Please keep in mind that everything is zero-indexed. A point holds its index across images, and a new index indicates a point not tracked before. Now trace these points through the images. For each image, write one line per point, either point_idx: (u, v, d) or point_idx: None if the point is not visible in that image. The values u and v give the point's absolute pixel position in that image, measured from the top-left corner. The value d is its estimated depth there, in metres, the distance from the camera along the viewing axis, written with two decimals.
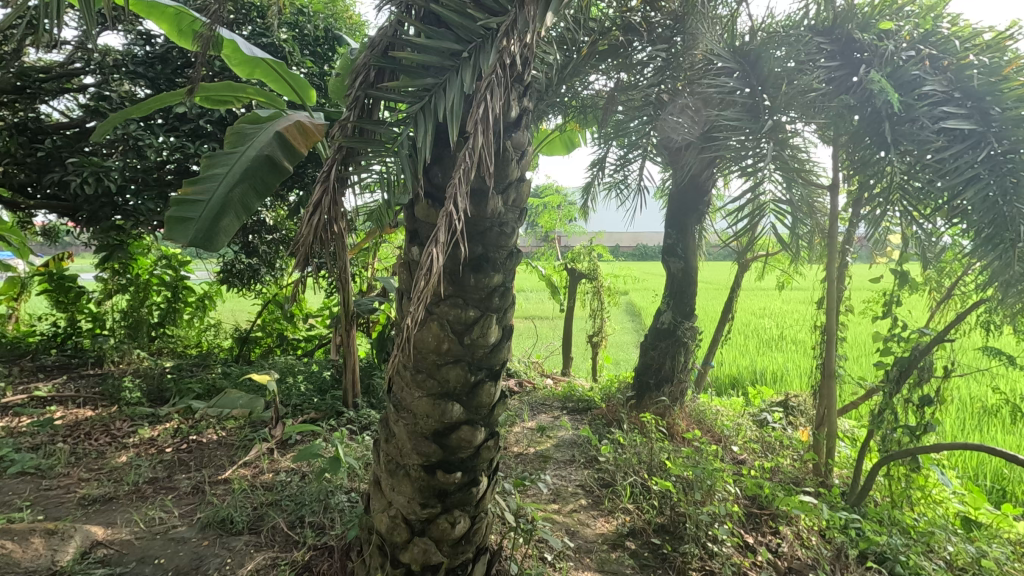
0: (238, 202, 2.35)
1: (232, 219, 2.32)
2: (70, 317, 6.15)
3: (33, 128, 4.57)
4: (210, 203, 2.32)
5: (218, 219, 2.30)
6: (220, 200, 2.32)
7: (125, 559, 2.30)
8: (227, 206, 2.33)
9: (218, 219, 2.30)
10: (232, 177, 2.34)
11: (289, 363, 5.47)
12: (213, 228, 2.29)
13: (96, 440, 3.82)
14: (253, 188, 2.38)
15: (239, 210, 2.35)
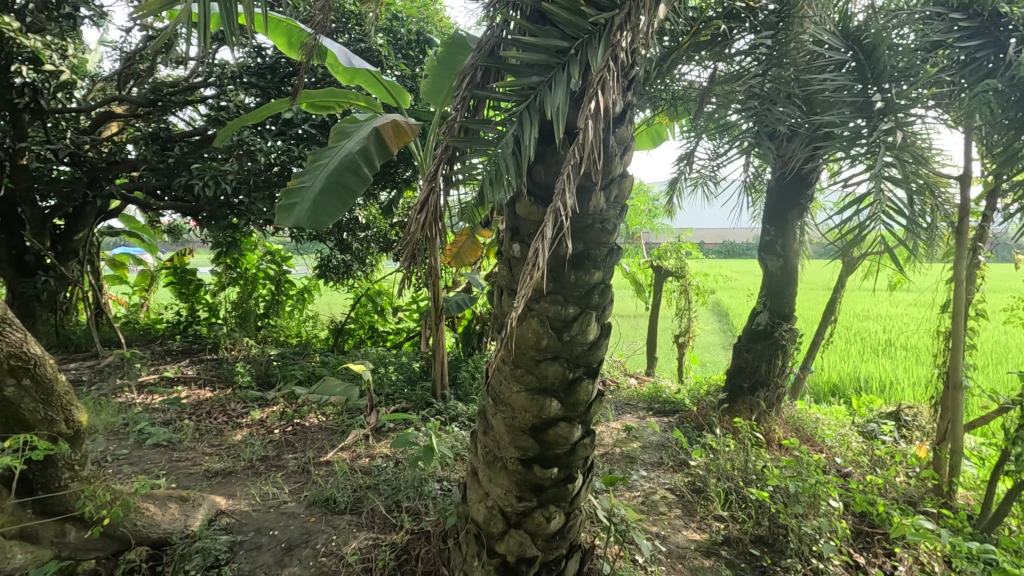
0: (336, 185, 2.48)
1: (331, 204, 2.47)
2: (190, 307, 6.79)
3: (164, 137, 5.11)
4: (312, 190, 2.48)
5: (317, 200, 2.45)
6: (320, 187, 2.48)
7: (245, 528, 2.53)
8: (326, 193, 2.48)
9: (317, 204, 2.46)
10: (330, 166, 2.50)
11: (380, 354, 5.75)
12: (312, 212, 2.44)
13: (215, 419, 4.22)
14: (349, 171, 2.50)
15: (336, 195, 2.49)
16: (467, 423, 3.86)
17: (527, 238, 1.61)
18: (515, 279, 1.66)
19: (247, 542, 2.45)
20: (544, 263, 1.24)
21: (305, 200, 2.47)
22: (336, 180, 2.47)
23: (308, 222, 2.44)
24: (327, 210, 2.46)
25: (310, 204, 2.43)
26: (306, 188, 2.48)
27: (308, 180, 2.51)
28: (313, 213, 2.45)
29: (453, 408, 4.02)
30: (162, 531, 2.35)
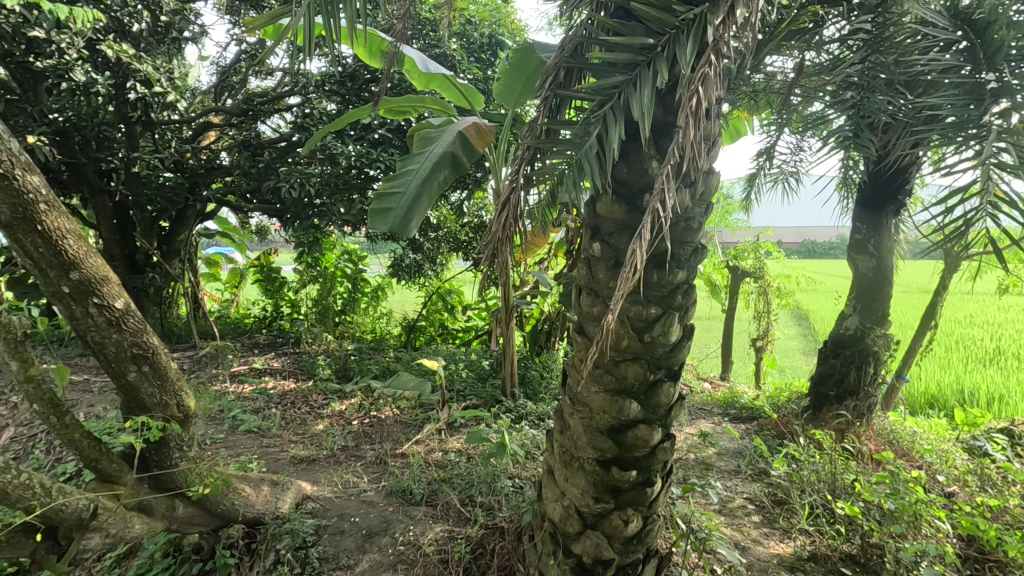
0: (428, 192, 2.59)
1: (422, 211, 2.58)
2: (275, 303, 7.23)
3: (255, 144, 5.47)
4: (404, 196, 2.58)
5: (411, 208, 2.56)
6: (412, 194, 2.57)
7: (329, 513, 2.67)
8: (418, 199, 2.58)
9: (410, 209, 2.57)
10: (422, 172, 2.57)
11: (450, 351, 5.88)
12: (406, 217, 2.57)
13: (300, 409, 4.48)
14: (440, 180, 2.60)
15: (427, 200, 2.60)
16: (536, 422, 3.87)
17: (607, 237, 1.60)
18: (594, 278, 1.65)
19: (330, 526, 2.58)
20: (642, 266, 1.25)
21: (399, 206, 2.57)
22: (428, 188, 2.56)
23: (403, 227, 2.57)
24: (420, 214, 2.58)
25: (404, 212, 2.54)
26: (399, 194, 2.58)
27: (399, 186, 2.60)
28: (407, 218, 2.57)
29: (523, 406, 4.04)
30: (256, 512, 2.52)
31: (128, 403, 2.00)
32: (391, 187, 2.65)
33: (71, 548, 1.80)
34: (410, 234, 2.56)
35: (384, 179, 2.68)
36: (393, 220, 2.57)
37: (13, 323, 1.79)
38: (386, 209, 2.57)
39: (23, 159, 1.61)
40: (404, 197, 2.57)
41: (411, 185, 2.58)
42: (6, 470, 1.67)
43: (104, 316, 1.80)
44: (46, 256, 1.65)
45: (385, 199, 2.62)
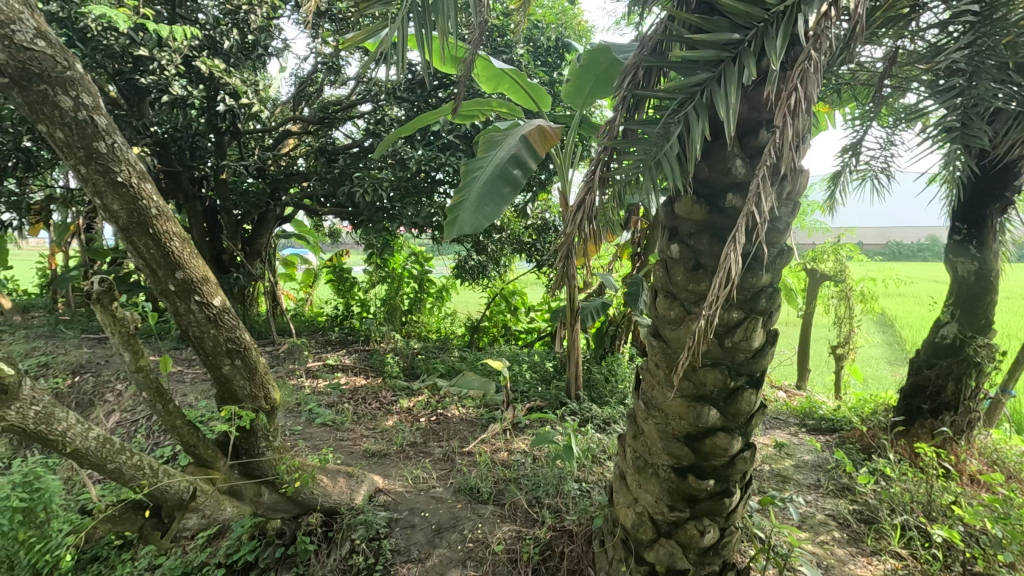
0: (493, 193, 2.50)
1: (489, 210, 2.45)
2: (346, 303, 7.53)
3: (330, 151, 5.73)
4: (470, 199, 2.50)
5: (478, 207, 2.45)
6: (478, 196, 2.49)
7: (400, 506, 2.75)
8: (484, 200, 2.48)
9: (480, 206, 2.46)
10: (486, 176, 2.55)
11: (514, 352, 5.92)
12: (477, 213, 2.44)
13: (370, 404, 4.65)
14: (504, 180, 2.54)
15: (497, 196, 2.49)
16: (602, 426, 3.82)
17: (686, 237, 1.56)
18: (671, 281, 1.61)
19: (402, 520, 2.66)
20: (736, 272, 1.22)
21: (470, 206, 2.49)
22: (493, 188, 2.49)
23: (476, 221, 2.41)
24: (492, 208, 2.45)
25: (471, 209, 2.43)
26: (468, 196, 2.52)
27: (467, 192, 2.57)
28: (478, 214, 2.44)
29: (588, 410, 3.99)
30: (332, 502, 2.65)
31: (223, 393, 2.14)
32: (461, 196, 2.61)
33: (174, 526, 1.98)
34: (483, 225, 2.39)
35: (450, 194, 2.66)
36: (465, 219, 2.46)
37: (125, 317, 1.95)
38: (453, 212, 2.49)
39: (137, 166, 1.74)
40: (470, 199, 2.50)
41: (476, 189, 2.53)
42: (120, 452, 1.74)
43: (204, 313, 1.94)
44: (156, 257, 1.80)
45: (456, 207, 2.57)
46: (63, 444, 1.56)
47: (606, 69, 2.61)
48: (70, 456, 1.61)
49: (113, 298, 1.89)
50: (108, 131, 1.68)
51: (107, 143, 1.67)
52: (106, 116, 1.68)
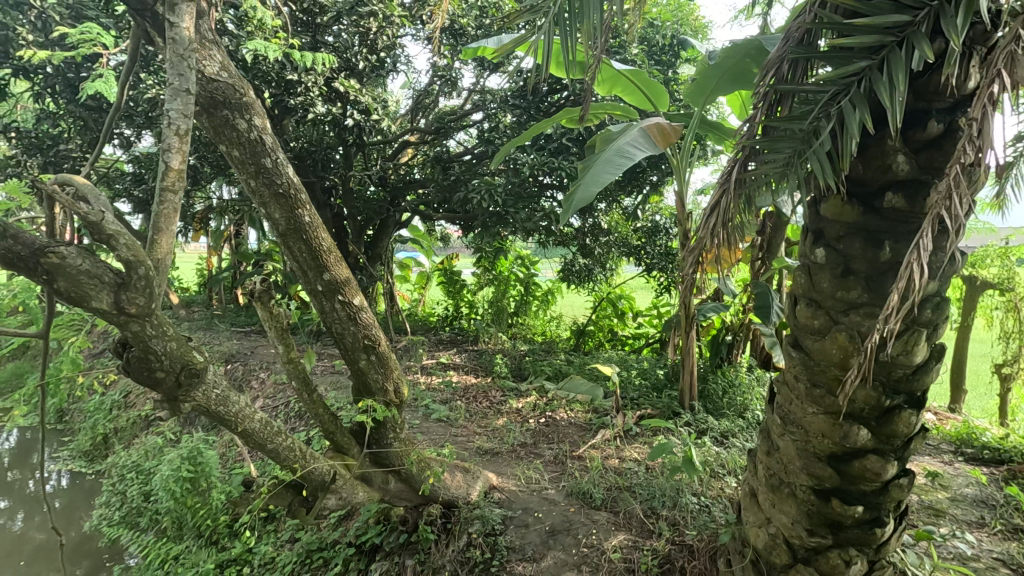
0: (607, 166, 2.39)
1: (601, 177, 2.32)
2: (455, 304, 7.85)
3: (446, 159, 6.00)
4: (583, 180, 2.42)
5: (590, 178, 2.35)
6: (591, 174, 2.41)
7: (515, 505, 2.81)
8: (597, 174, 2.37)
9: (593, 179, 2.36)
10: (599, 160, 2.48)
11: (622, 358, 5.81)
12: (590, 185, 2.32)
13: (482, 403, 4.81)
14: (618, 157, 2.43)
15: (611, 169, 2.37)
16: (719, 439, 3.63)
17: (834, 242, 1.44)
18: (815, 288, 1.49)
19: (516, 518, 2.72)
20: (916, 285, 1.11)
21: (584, 184, 2.40)
22: (605, 163, 2.39)
23: (588, 190, 2.29)
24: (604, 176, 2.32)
25: (582, 182, 2.34)
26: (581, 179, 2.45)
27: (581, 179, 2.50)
28: (592, 186, 2.32)
29: (703, 421, 3.82)
30: (452, 494, 2.74)
31: (359, 386, 2.31)
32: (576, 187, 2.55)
33: (317, 505, 2.19)
34: (596, 190, 2.25)
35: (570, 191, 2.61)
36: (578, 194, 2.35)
37: (280, 313, 2.17)
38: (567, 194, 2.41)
39: (295, 180, 1.94)
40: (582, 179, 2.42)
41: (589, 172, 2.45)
42: (278, 434, 1.92)
43: (346, 311, 2.12)
44: (308, 261, 2.00)
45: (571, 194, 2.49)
46: (236, 423, 1.75)
47: (739, 64, 2.44)
48: (240, 435, 1.81)
49: (271, 297, 2.11)
50: (273, 148, 1.89)
51: (272, 159, 1.87)
52: (272, 135, 1.89)
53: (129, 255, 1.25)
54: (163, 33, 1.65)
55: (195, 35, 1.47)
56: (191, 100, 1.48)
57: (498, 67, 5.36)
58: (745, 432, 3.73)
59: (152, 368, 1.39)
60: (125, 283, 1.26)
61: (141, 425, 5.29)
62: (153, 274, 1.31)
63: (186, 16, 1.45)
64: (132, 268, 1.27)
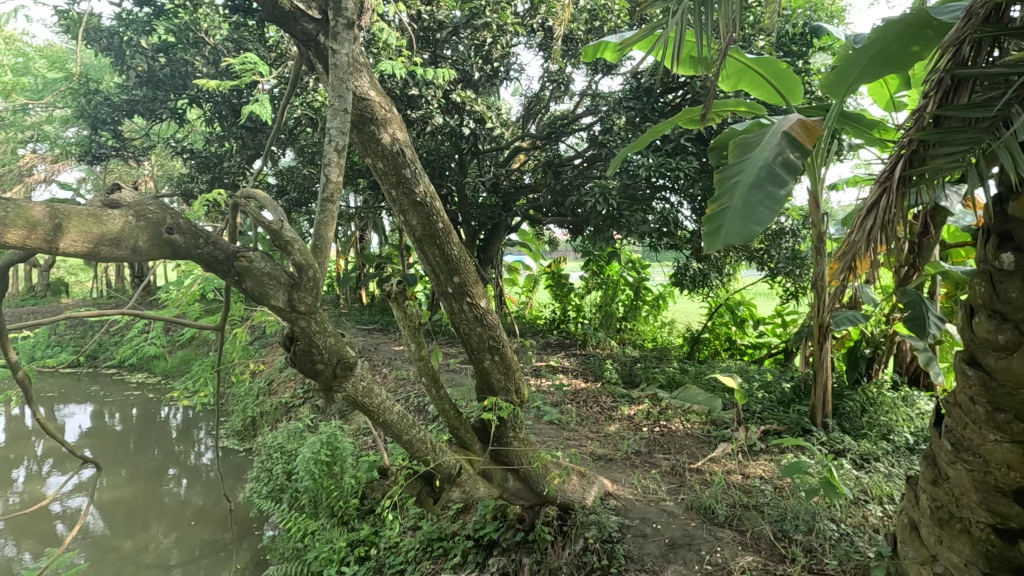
0: (763, 198, 2.25)
1: (761, 213, 2.20)
2: (562, 308, 7.87)
3: (557, 164, 6.04)
4: (734, 209, 2.28)
5: (747, 214, 2.22)
6: (743, 204, 2.27)
7: (631, 514, 2.76)
8: (753, 207, 2.24)
9: (747, 211, 2.24)
10: (748, 184, 2.32)
11: (742, 368, 5.47)
12: (746, 219, 2.21)
13: (593, 408, 4.77)
14: (772, 184, 2.29)
15: (767, 200, 2.25)
16: (859, 463, 3.30)
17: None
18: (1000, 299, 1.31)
19: (633, 527, 2.67)
20: None
21: (734, 213, 2.27)
22: (762, 192, 2.25)
23: (749, 227, 2.17)
24: (764, 212, 2.20)
25: (739, 218, 2.21)
26: (730, 203, 2.31)
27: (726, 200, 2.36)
28: (747, 220, 2.21)
29: (839, 441, 3.48)
30: (568, 497, 2.74)
31: (483, 386, 2.40)
32: (717, 207, 2.41)
33: (443, 496, 2.30)
34: (759, 229, 2.14)
35: (708, 209, 2.45)
36: (731, 227, 2.23)
37: (413, 314, 2.31)
38: (719, 227, 2.28)
39: (431, 189, 2.06)
40: (734, 210, 2.28)
41: (739, 198, 2.30)
42: (412, 427, 2.05)
43: (473, 312, 2.21)
44: (440, 264, 2.12)
45: (714, 218, 2.36)
46: (378, 414, 1.90)
47: (886, 49, 2.22)
48: (381, 424, 1.96)
49: (406, 299, 2.25)
50: (413, 159, 2.03)
51: (411, 169, 2.01)
52: (412, 147, 2.02)
53: (302, 259, 1.40)
54: (324, 60, 1.83)
55: (353, 60, 1.60)
56: (348, 119, 1.61)
57: (611, 70, 5.29)
58: (892, 457, 3.35)
59: (314, 360, 1.54)
60: (298, 283, 1.42)
61: (283, 411, 5.90)
62: (318, 276, 1.45)
63: (345, 43, 1.58)
64: (303, 270, 1.42)
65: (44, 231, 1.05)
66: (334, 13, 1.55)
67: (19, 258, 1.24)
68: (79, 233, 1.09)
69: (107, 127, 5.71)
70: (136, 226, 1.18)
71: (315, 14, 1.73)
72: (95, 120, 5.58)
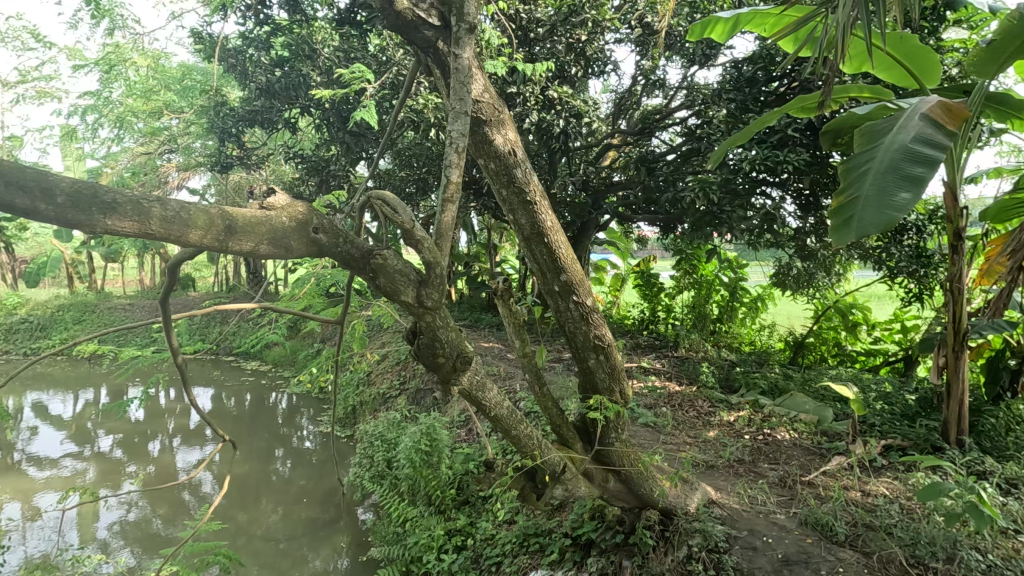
0: (902, 182, 2.00)
1: (901, 199, 1.95)
2: (651, 309, 7.64)
3: (651, 159, 5.87)
4: (865, 196, 2.04)
5: (884, 201, 1.97)
6: (878, 191, 2.02)
7: (738, 524, 2.64)
8: (890, 193, 1.99)
9: (884, 198, 1.99)
10: (882, 169, 2.07)
11: (855, 376, 5.04)
12: (883, 207, 1.96)
13: (689, 412, 4.60)
14: (912, 167, 2.02)
15: (908, 185, 1.99)
16: (1005, 487, 2.94)
17: None
18: None
19: (741, 539, 2.54)
20: None
21: (866, 202, 2.03)
22: (900, 176, 2.00)
23: (887, 214, 1.93)
24: (905, 199, 1.94)
25: (874, 205, 1.97)
26: (861, 191, 2.07)
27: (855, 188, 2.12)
28: (885, 207, 1.97)
29: (979, 462, 3.12)
30: (670, 503, 2.65)
31: (586, 384, 2.39)
32: (843, 197, 2.17)
33: (546, 492, 2.33)
34: (899, 216, 1.89)
35: (833, 199, 2.21)
36: (864, 216, 1.99)
37: (519, 312, 2.34)
38: (848, 217, 2.05)
39: (539, 187, 2.08)
40: (867, 197, 2.04)
41: (871, 185, 2.06)
42: (520, 422, 2.08)
43: (579, 310, 2.21)
44: (547, 262, 2.14)
45: (840, 208, 2.12)
46: (489, 409, 1.95)
47: None
48: (490, 418, 2.01)
49: (512, 297, 2.28)
50: (523, 159, 2.06)
51: (521, 168, 2.04)
52: (521, 147, 2.05)
53: (431, 257, 1.47)
54: (441, 65, 1.90)
55: (472, 63, 1.64)
56: (468, 120, 1.66)
57: (711, 61, 5.06)
58: None
59: (436, 353, 1.61)
60: (426, 279, 1.49)
61: (381, 401, 6.22)
62: (444, 273, 1.51)
63: (466, 47, 1.62)
64: (431, 267, 1.49)
65: (218, 232, 1.18)
66: (457, 18, 1.60)
67: (189, 257, 1.39)
68: (246, 234, 1.22)
69: (232, 138, 6.29)
70: (289, 227, 1.30)
71: (435, 21, 1.80)
72: (222, 131, 6.17)
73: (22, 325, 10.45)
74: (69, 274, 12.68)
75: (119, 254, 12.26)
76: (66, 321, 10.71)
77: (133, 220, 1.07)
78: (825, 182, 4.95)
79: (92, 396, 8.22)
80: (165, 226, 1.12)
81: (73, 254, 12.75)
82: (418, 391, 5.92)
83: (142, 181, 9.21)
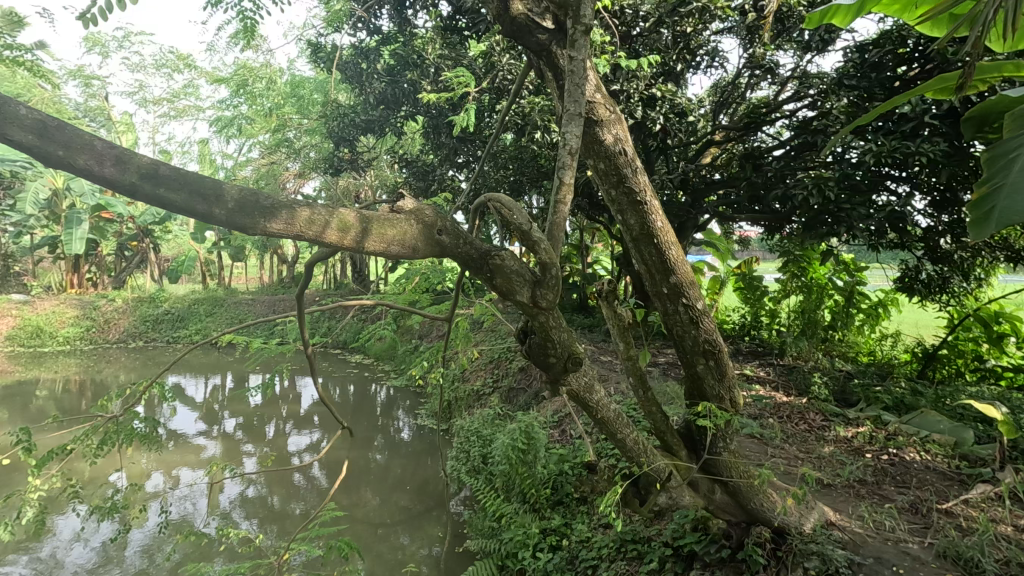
0: None
1: None
2: (754, 313, 7.18)
3: (757, 155, 5.54)
4: (1010, 183, 1.71)
5: None
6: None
7: (862, 551, 2.44)
8: None
9: None
10: None
11: (1002, 395, 4.43)
12: None
13: (799, 425, 4.28)
14: None
15: None
16: None
17: None
18: None
19: (866, 567, 2.36)
20: None
21: (1012, 189, 1.69)
22: None
23: None
24: None
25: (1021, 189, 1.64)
26: (1005, 179, 1.74)
27: (999, 175, 1.79)
28: None
29: None
30: (784, 521, 2.48)
31: (694, 391, 2.32)
32: (985, 188, 1.83)
33: (651, 500, 2.28)
34: None
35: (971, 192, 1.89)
36: (1007, 205, 1.66)
37: (623, 314, 2.30)
38: (988, 208, 1.72)
39: (649, 186, 2.05)
40: (1012, 183, 1.70)
41: (1018, 170, 1.72)
42: (626, 427, 2.06)
43: (688, 314, 2.15)
44: (656, 264, 2.11)
45: (981, 201, 1.79)
46: (597, 411, 1.95)
47: None
48: (597, 421, 2.02)
49: (617, 299, 2.25)
50: (633, 158, 2.03)
51: (632, 168, 2.01)
52: (632, 147, 2.02)
53: (547, 258, 1.50)
54: (554, 68, 1.93)
55: (587, 65, 1.65)
56: (581, 122, 1.67)
57: (829, 46, 4.70)
58: None
59: (547, 354, 1.64)
60: (542, 280, 1.52)
61: (475, 398, 6.39)
62: (560, 273, 1.54)
63: (583, 48, 1.63)
64: (547, 268, 1.51)
65: (355, 233, 1.27)
66: (573, 21, 1.61)
67: (326, 256, 1.51)
68: (379, 235, 1.31)
69: (344, 144, 6.74)
70: (416, 229, 1.38)
71: (549, 25, 1.82)
72: (337, 138, 6.64)
73: (165, 316, 11.85)
74: (203, 272, 14.22)
75: (243, 253, 13.54)
76: (200, 313, 12.01)
77: (284, 222, 1.18)
78: (966, 175, 4.39)
79: (221, 380, 9.16)
80: (310, 227, 1.22)
81: (206, 254, 14.28)
82: (511, 390, 6.02)
83: (266, 187, 10.13)
